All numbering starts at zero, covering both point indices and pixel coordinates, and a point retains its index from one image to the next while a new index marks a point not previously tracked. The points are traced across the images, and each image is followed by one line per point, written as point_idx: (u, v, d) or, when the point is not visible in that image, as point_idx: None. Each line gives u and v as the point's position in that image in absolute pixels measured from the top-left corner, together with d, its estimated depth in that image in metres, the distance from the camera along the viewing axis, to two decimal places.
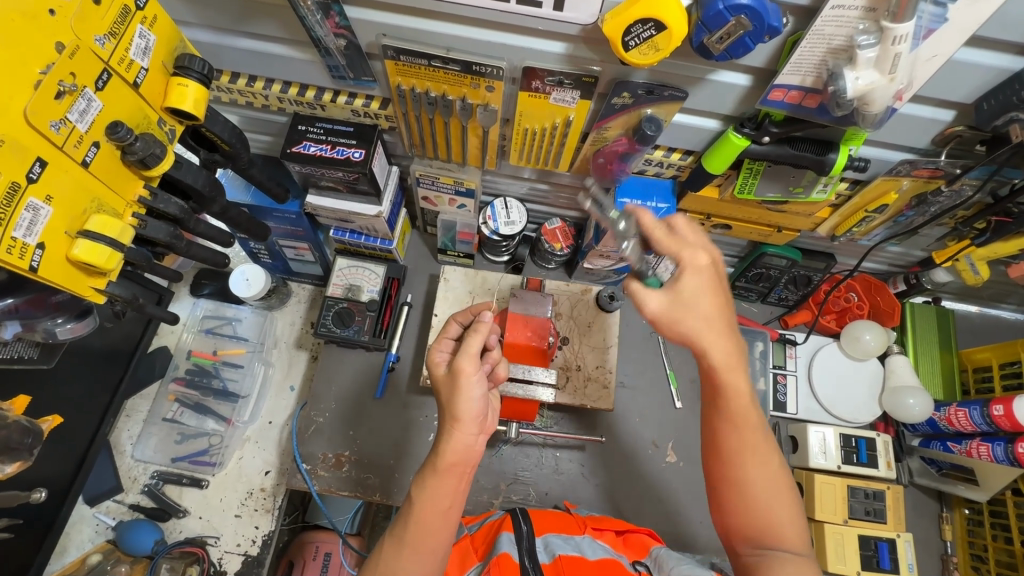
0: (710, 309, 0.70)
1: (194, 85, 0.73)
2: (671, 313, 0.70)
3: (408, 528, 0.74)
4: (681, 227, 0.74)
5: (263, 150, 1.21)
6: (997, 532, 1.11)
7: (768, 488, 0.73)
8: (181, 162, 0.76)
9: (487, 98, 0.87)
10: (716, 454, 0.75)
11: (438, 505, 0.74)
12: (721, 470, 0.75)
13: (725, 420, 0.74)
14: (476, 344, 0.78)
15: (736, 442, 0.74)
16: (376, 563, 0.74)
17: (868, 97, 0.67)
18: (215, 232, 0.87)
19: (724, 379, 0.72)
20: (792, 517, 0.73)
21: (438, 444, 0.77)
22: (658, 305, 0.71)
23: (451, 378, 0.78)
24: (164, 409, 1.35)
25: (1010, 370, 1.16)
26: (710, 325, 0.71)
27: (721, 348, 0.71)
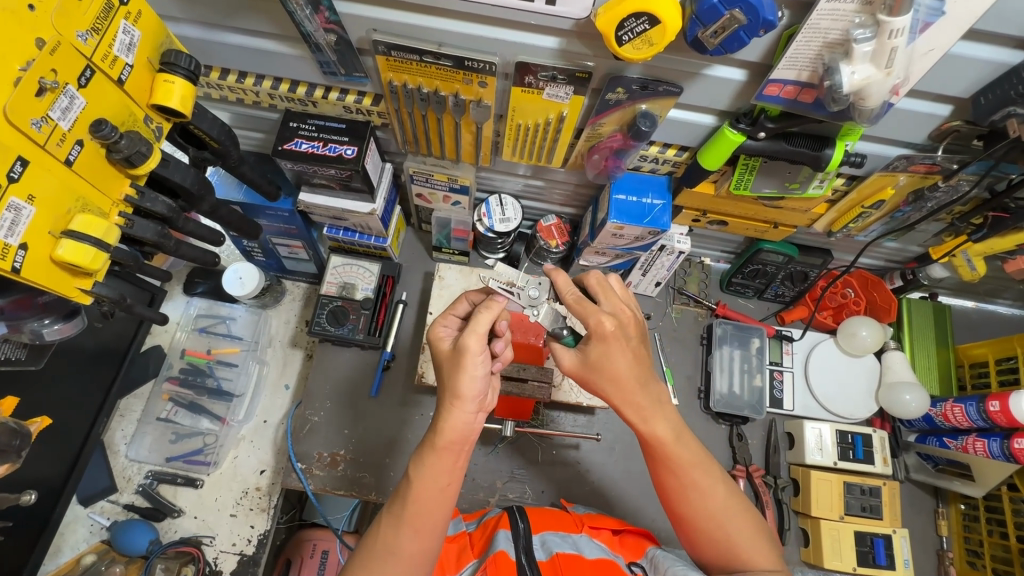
0: (622, 369, 0.76)
1: (180, 82, 0.72)
2: (585, 374, 0.79)
3: (407, 506, 0.74)
4: (592, 285, 0.79)
5: (254, 147, 1.19)
6: (993, 527, 1.12)
7: (718, 515, 0.78)
8: (169, 161, 0.75)
9: (480, 94, 0.86)
10: (666, 496, 0.81)
11: (437, 483, 0.74)
12: (673, 509, 0.81)
13: (661, 463, 0.80)
14: (485, 323, 0.74)
15: (676, 480, 0.79)
16: (375, 537, 0.74)
17: (864, 91, 0.66)
18: (205, 231, 0.86)
19: (647, 426, 0.79)
20: (749, 536, 0.77)
21: (438, 421, 0.76)
22: (570, 365, 0.80)
23: (455, 355, 0.76)
24: (158, 408, 1.34)
25: (1006, 366, 1.16)
26: (622, 381, 0.77)
27: (639, 396, 0.78)
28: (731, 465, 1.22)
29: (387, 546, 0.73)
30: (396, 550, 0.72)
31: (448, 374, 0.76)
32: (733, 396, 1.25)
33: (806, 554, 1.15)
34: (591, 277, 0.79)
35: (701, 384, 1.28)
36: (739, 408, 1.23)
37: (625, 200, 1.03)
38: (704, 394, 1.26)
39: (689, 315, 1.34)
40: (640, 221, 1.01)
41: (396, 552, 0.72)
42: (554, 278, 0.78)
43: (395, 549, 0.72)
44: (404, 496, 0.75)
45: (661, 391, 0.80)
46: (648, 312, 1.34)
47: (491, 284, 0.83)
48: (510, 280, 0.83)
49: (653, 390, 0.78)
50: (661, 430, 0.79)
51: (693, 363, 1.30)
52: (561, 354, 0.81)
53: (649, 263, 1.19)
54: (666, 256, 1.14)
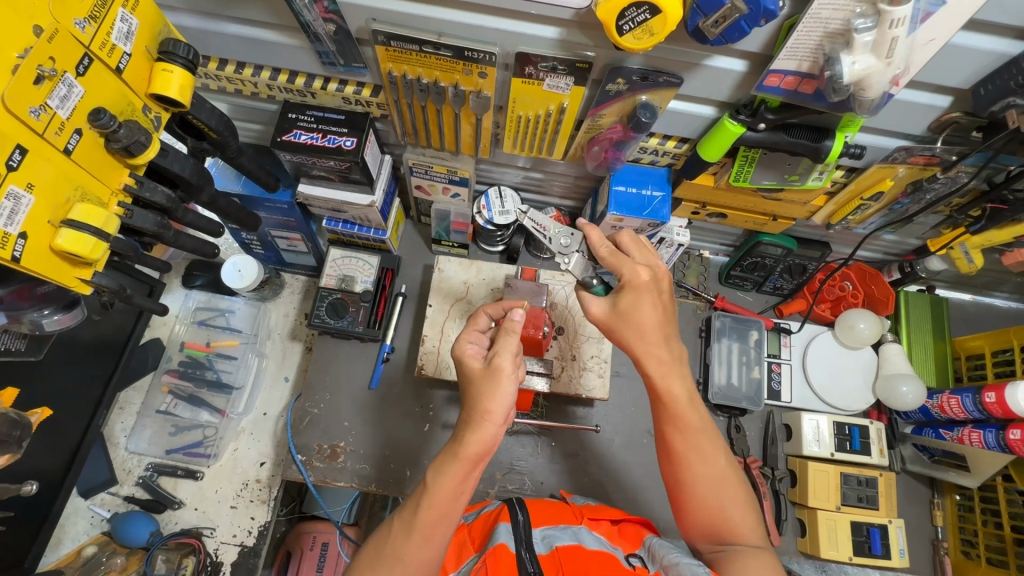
0: (650, 320, 0.77)
1: (179, 71, 0.71)
2: (613, 320, 0.79)
3: (417, 514, 0.74)
4: (625, 243, 0.82)
5: (253, 139, 1.19)
6: (988, 517, 1.13)
7: (715, 485, 0.79)
8: (168, 151, 0.75)
9: (480, 85, 0.86)
10: (667, 457, 0.82)
11: (449, 492, 0.74)
12: (672, 471, 0.82)
13: (669, 422, 0.81)
14: (515, 340, 0.78)
15: (680, 443, 0.80)
16: (384, 541, 0.75)
17: (865, 82, 0.66)
18: (204, 222, 0.86)
19: (663, 386, 0.79)
20: (742, 511, 0.79)
21: (461, 436, 0.75)
22: (600, 310, 0.80)
23: (487, 373, 0.76)
24: (158, 401, 1.34)
25: (1002, 357, 1.17)
26: (646, 333, 0.77)
27: (661, 353, 0.78)
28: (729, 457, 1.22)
29: (396, 552, 0.73)
30: (406, 557, 0.73)
31: (482, 393, 0.75)
32: (732, 388, 1.25)
33: (802, 544, 1.16)
34: (624, 235, 0.83)
35: (700, 376, 1.28)
36: (737, 400, 1.24)
37: (625, 192, 1.03)
38: (703, 386, 1.27)
39: (688, 308, 1.34)
40: (640, 213, 1.02)
41: (404, 559, 0.73)
42: (588, 233, 0.81)
43: (403, 556, 0.73)
44: (415, 502, 0.75)
45: (681, 350, 0.82)
46: None
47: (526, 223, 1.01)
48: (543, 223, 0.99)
49: (675, 347, 0.80)
50: (677, 396, 0.79)
51: (692, 356, 1.30)
52: (590, 300, 0.81)
53: None
54: (666, 248, 1.15)
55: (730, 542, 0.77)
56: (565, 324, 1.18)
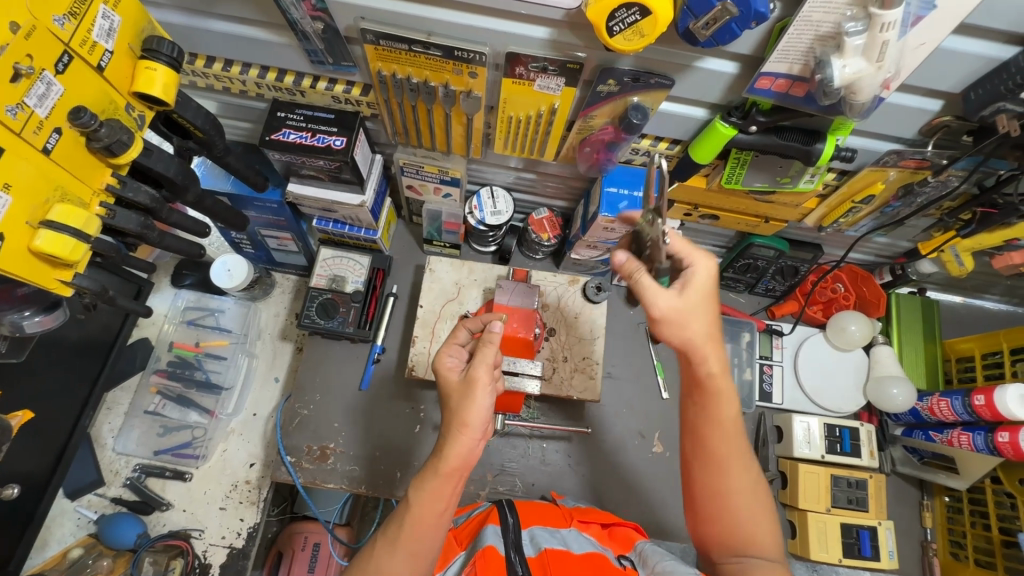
0: (706, 323, 0.78)
1: (163, 69, 0.70)
2: (671, 317, 0.77)
3: (402, 530, 0.73)
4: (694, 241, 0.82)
5: (242, 137, 1.18)
6: (976, 519, 1.13)
7: (748, 494, 0.79)
8: (152, 150, 0.74)
9: (470, 85, 0.85)
10: (699, 462, 0.81)
11: (433, 509, 0.74)
12: (705, 477, 0.80)
13: (709, 428, 0.80)
14: (492, 351, 0.78)
15: (717, 449, 0.80)
16: (368, 555, 0.74)
17: (855, 85, 0.65)
18: (190, 222, 0.85)
19: (706, 393, 0.80)
20: (764, 523, 0.78)
21: (442, 447, 0.75)
22: (667, 299, 0.77)
23: (465, 386, 0.77)
24: (146, 401, 1.33)
25: (991, 360, 1.18)
26: (703, 335, 0.78)
27: (712, 361, 0.79)
28: None
29: (378, 568, 0.72)
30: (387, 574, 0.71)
31: (460, 405, 0.76)
32: None
33: (793, 545, 1.16)
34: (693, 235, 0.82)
35: None
36: None
37: (617, 193, 1.02)
38: None
39: None
40: (632, 215, 1.01)
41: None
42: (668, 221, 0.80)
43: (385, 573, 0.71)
44: (400, 518, 0.75)
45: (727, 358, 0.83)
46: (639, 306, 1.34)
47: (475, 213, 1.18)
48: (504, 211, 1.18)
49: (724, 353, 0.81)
50: (725, 406, 0.80)
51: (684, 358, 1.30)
52: (657, 292, 0.77)
53: None
54: None
55: (751, 554, 0.76)
56: (556, 325, 1.17)
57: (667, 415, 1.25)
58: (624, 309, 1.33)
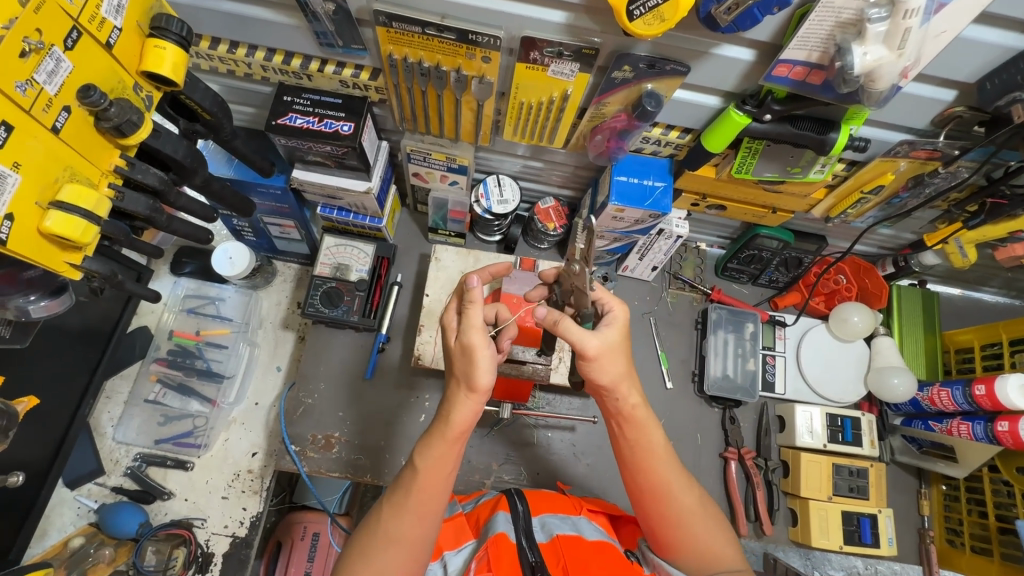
0: (623, 364, 0.78)
1: (172, 48, 0.68)
2: (602, 356, 0.76)
3: (410, 496, 0.74)
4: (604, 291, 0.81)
5: (245, 122, 1.16)
6: (972, 506, 1.15)
7: (698, 513, 0.80)
8: (160, 131, 0.72)
9: (482, 69, 0.84)
10: (650, 496, 0.80)
11: (440, 470, 0.75)
12: (659, 509, 0.80)
13: (648, 461, 0.80)
14: (480, 312, 0.75)
15: (662, 478, 0.80)
16: (375, 525, 0.75)
17: (875, 73, 0.65)
18: (197, 206, 0.83)
19: (633, 426, 0.80)
20: (721, 539, 0.81)
21: (449, 411, 0.76)
22: (597, 343, 0.75)
23: (462, 352, 0.75)
24: (146, 390, 1.32)
25: (990, 351, 1.19)
26: (622, 373, 0.78)
27: (633, 396, 0.80)
28: (723, 448, 1.24)
29: (389, 532, 0.74)
30: (398, 537, 0.73)
31: (462, 368, 0.75)
32: (727, 379, 1.26)
33: (794, 533, 1.18)
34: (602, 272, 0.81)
35: (695, 368, 1.29)
36: (732, 392, 1.24)
37: (626, 182, 1.02)
38: (698, 377, 1.28)
39: (684, 299, 1.34)
40: (641, 203, 1.01)
41: (397, 540, 0.73)
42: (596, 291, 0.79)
43: (396, 537, 0.73)
44: (406, 485, 0.75)
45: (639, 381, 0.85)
46: (643, 297, 1.34)
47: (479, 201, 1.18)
48: (507, 199, 1.18)
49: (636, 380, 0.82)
50: (653, 434, 0.80)
51: (687, 347, 1.31)
52: (586, 337, 0.75)
53: (647, 247, 1.19)
54: (664, 240, 1.14)
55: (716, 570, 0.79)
56: None
57: (670, 405, 1.26)
58: (627, 300, 1.34)
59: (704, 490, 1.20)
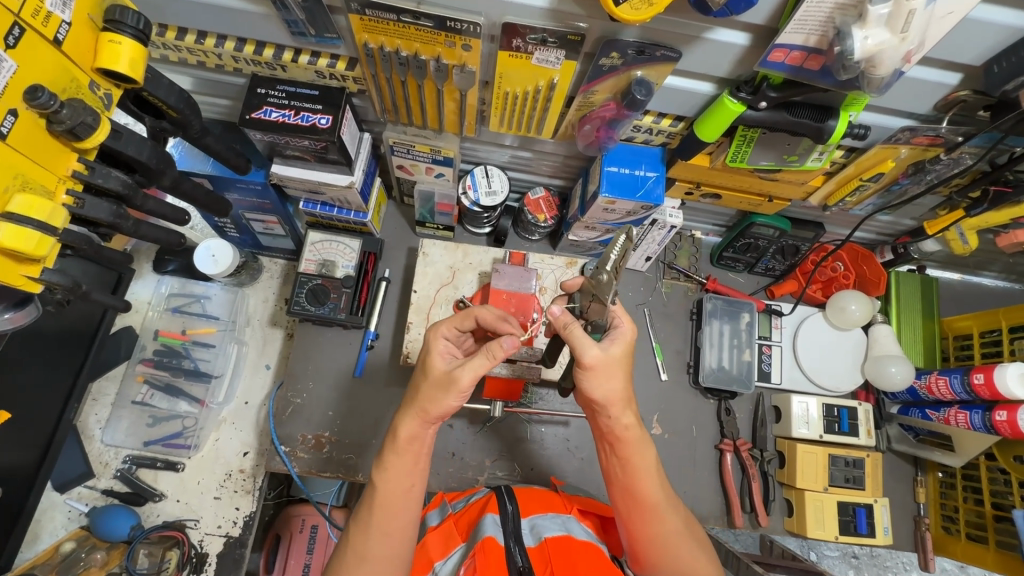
0: (619, 386, 0.76)
1: (129, 43, 0.64)
2: (597, 369, 0.74)
3: (373, 513, 0.76)
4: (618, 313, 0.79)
5: (221, 115, 1.11)
6: (969, 494, 1.15)
7: (680, 538, 0.80)
8: (121, 132, 0.68)
9: (463, 58, 0.80)
10: (636, 515, 0.80)
11: (398, 485, 0.77)
12: (642, 530, 0.79)
13: (636, 480, 0.79)
14: (487, 365, 0.75)
15: (650, 499, 0.79)
16: (344, 549, 0.76)
17: (876, 58, 0.62)
18: (167, 209, 0.80)
19: (626, 446, 0.79)
20: (702, 560, 0.81)
21: (396, 427, 0.79)
22: (597, 355, 0.73)
23: (443, 377, 0.76)
24: (133, 391, 1.29)
25: (989, 338, 1.17)
26: (616, 397, 0.76)
27: (626, 415, 0.78)
28: (719, 439, 1.23)
29: (361, 551, 0.75)
30: (370, 557, 0.74)
31: (430, 393, 0.77)
32: (722, 370, 1.24)
33: (790, 523, 1.17)
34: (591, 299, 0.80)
35: (690, 359, 1.27)
36: (727, 383, 1.22)
37: (617, 172, 0.98)
38: (694, 368, 1.26)
39: (679, 290, 1.32)
40: (633, 195, 0.98)
41: (367, 558, 0.74)
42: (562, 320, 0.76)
43: (366, 555, 0.74)
44: (369, 501, 0.77)
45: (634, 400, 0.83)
46: (638, 288, 1.31)
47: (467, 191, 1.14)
48: (495, 189, 1.14)
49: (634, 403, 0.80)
50: (644, 455, 0.79)
51: (683, 338, 1.29)
52: (587, 348, 0.73)
53: (640, 238, 1.16)
54: (658, 230, 1.11)
55: None
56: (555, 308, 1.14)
57: (665, 398, 1.24)
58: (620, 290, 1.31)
59: (700, 482, 1.19)
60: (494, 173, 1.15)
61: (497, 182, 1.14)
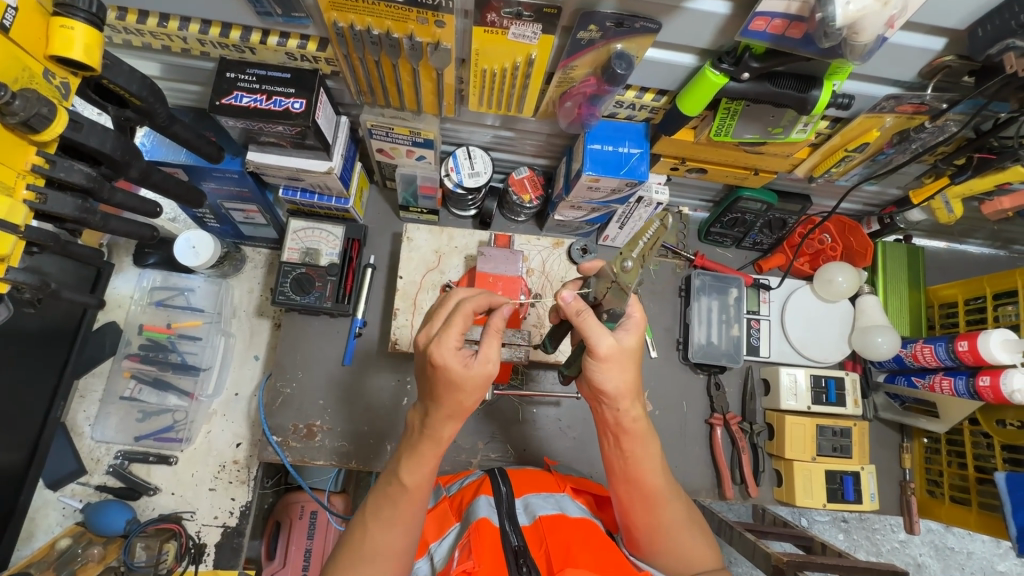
0: (628, 380, 0.75)
1: (82, 28, 0.61)
2: (612, 361, 0.73)
3: (396, 506, 0.76)
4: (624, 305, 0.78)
5: (191, 102, 1.08)
6: (952, 458, 1.17)
7: (682, 526, 0.81)
8: (81, 123, 0.65)
9: (438, 35, 0.78)
10: (637, 504, 0.80)
11: (422, 479, 0.76)
12: (648, 519, 0.80)
13: (640, 470, 0.79)
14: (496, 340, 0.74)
15: (652, 488, 0.80)
16: (360, 540, 0.75)
17: (858, 24, 0.60)
18: (136, 202, 0.78)
19: (631, 438, 0.79)
20: (701, 545, 0.81)
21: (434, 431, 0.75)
22: (610, 347, 0.72)
23: (481, 378, 0.71)
24: (121, 386, 1.28)
25: (974, 305, 1.18)
26: (625, 388, 0.76)
27: (634, 407, 0.78)
28: (709, 414, 1.24)
29: (377, 543, 0.75)
30: (385, 549, 0.74)
31: (473, 397, 0.72)
32: (711, 346, 1.24)
33: (779, 493, 1.19)
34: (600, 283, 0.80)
35: (679, 336, 1.27)
36: (716, 358, 1.23)
37: (600, 149, 0.97)
38: (683, 345, 1.26)
39: (667, 267, 1.31)
40: (617, 172, 0.96)
41: (383, 551, 0.74)
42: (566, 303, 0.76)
43: (384, 547, 0.74)
44: (392, 498, 0.76)
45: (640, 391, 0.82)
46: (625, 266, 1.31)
47: (448, 170, 1.12)
48: (477, 170, 1.11)
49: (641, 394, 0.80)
50: (649, 445, 0.80)
51: (672, 316, 1.29)
52: (600, 340, 0.72)
53: (626, 216, 1.15)
54: (644, 207, 1.10)
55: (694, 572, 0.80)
56: (542, 289, 1.13)
57: (656, 374, 1.25)
58: None
59: (691, 456, 1.21)
60: (477, 153, 1.12)
61: (480, 162, 1.11)
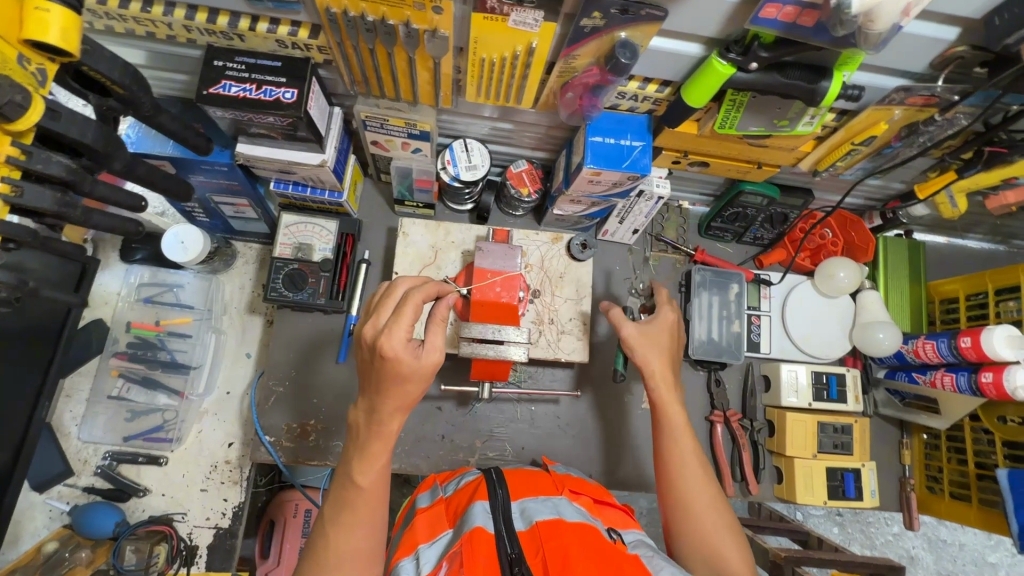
0: (655, 367, 0.89)
1: (58, 10, 0.57)
2: (640, 345, 0.91)
3: (352, 507, 0.75)
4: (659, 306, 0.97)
5: (178, 91, 1.04)
6: (952, 454, 1.17)
7: (716, 505, 0.82)
8: (60, 112, 0.62)
9: (435, 22, 0.75)
10: (668, 489, 0.84)
11: (375, 478, 0.75)
12: (677, 502, 0.83)
13: (671, 457, 0.86)
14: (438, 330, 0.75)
15: (680, 475, 0.84)
16: (322, 546, 0.74)
17: (874, 12, 0.58)
18: (119, 195, 0.74)
19: (666, 427, 0.88)
20: (724, 538, 0.79)
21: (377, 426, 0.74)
22: (631, 330, 0.91)
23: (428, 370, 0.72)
24: (108, 386, 1.24)
25: (975, 300, 1.17)
26: (657, 375, 0.89)
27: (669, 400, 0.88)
28: (710, 411, 1.22)
29: (341, 548, 0.73)
30: (349, 552, 0.73)
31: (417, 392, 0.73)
32: (712, 343, 1.22)
33: (779, 490, 1.19)
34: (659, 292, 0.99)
35: (679, 332, 1.25)
36: (717, 355, 1.21)
37: (602, 142, 0.94)
38: (683, 341, 1.24)
39: (667, 262, 1.29)
40: (618, 165, 0.94)
41: (347, 554, 0.73)
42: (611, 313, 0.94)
43: (348, 552, 0.73)
44: (347, 501, 0.75)
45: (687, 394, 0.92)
46: (625, 261, 1.29)
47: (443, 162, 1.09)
48: (474, 162, 1.08)
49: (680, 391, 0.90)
50: (683, 436, 0.86)
51: (671, 311, 1.27)
52: (623, 325, 0.92)
53: (627, 210, 1.13)
54: (645, 202, 1.08)
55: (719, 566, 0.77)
56: (541, 286, 1.11)
57: None
58: (609, 264, 1.28)
59: None
60: (472, 144, 1.09)
61: (476, 153, 1.09)
